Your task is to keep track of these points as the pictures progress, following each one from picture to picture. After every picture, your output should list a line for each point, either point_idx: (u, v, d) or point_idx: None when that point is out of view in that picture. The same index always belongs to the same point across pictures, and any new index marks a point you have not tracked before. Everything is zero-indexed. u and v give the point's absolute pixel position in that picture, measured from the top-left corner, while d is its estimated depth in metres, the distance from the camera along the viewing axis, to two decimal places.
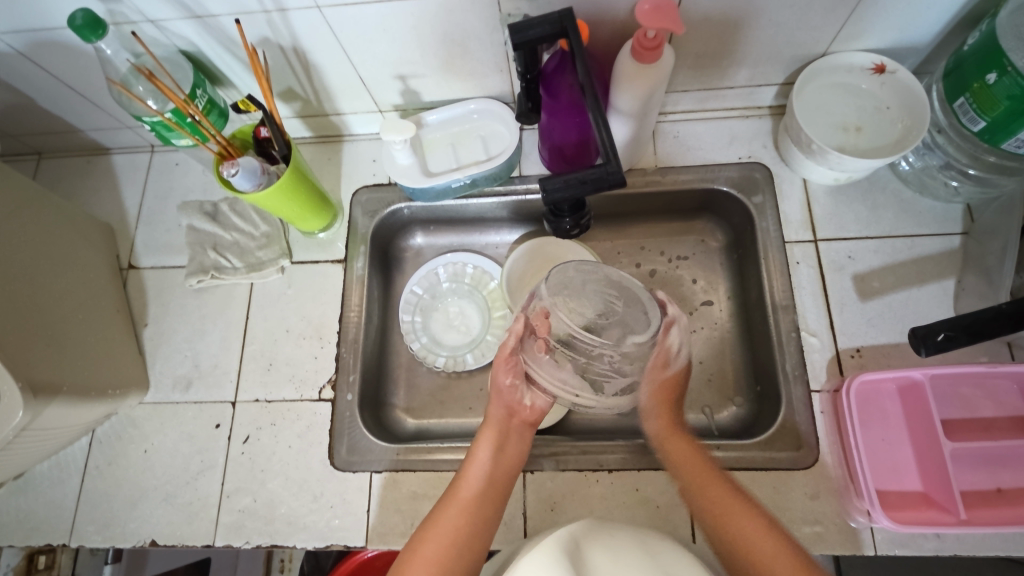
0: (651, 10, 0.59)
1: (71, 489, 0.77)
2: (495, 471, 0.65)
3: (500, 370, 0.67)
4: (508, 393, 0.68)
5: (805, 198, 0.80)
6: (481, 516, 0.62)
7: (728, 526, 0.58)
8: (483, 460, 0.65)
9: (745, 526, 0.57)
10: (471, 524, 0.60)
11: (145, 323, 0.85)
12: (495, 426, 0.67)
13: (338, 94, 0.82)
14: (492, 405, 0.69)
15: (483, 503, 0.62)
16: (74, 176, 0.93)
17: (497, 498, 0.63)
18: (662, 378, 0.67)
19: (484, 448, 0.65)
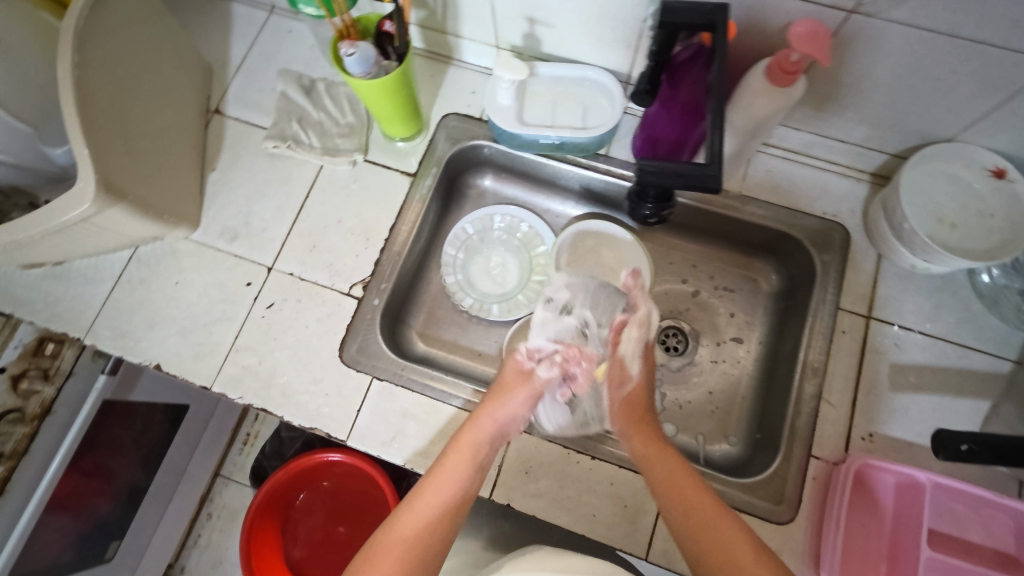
0: (805, 34, 0.57)
1: (100, 292, 0.81)
2: (460, 486, 0.65)
3: (520, 398, 0.71)
4: (516, 421, 0.70)
5: (874, 273, 0.79)
6: (438, 533, 0.62)
7: (709, 534, 0.58)
8: (457, 472, 0.65)
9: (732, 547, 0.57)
10: (428, 537, 0.61)
11: (214, 167, 0.87)
12: (473, 441, 0.67)
13: (465, 16, 0.81)
14: (492, 429, 0.68)
15: (440, 522, 0.62)
16: (192, 10, 0.95)
17: (456, 511, 0.64)
18: (624, 395, 0.73)
19: (452, 461, 0.65)
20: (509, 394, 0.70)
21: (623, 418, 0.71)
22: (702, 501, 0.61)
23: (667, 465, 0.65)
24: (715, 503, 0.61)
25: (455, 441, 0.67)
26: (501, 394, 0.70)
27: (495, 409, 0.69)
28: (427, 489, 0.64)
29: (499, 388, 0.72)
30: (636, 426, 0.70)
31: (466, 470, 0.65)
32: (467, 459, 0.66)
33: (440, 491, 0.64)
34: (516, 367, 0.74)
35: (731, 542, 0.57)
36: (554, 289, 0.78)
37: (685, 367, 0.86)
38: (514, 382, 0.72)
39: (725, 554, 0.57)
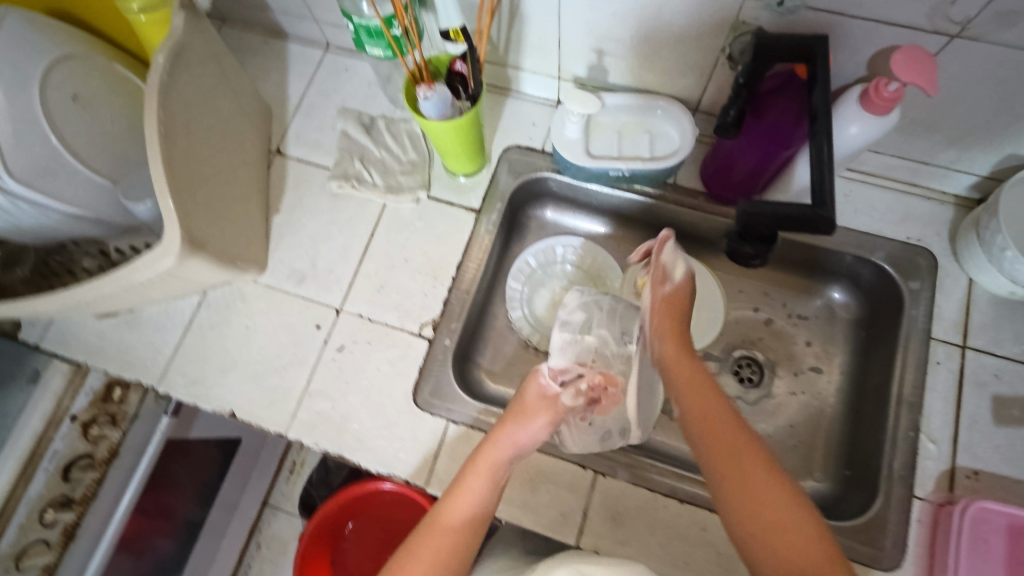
0: (906, 62, 0.55)
1: (171, 339, 0.81)
2: (481, 498, 0.61)
3: (542, 424, 0.64)
4: (534, 443, 0.65)
5: (966, 300, 0.75)
6: (456, 554, 0.57)
7: (730, 466, 0.55)
8: (475, 492, 0.61)
9: (756, 479, 0.53)
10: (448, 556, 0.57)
11: (278, 209, 0.86)
12: (492, 457, 0.63)
13: (528, 50, 0.80)
14: (512, 451, 0.64)
15: (458, 539, 0.58)
16: (248, 51, 0.96)
17: (472, 531, 0.59)
18: (666, 293, 0.71)
19: (471, 476, 0.62)
20: (528, 412, 0.65)
21: (661, 313, 0.70)
22: (732, 436, 0.57)
23: (706, 400, 0.60)
24: (748, 438, 0.57)
25: (474, 455, 0.64)
26: (523, 417, 0.65)
27: (513, 432, 0.64)
28: (448, 504, 0.60)
29: (516, 406, 0.66)
30: (670, 331, 0.69)
31: (484, 487, 0.61)
32: (485, 475, 0.62)
33: (460, 510, 0.60)
34: (536, 384, 0.67)
35: (750, 467, 0.54)
36: (567, 310, 0.76)
37: (762, 400, 0.83)
38: (534, 398, 0.66)
39: (749, 490, 0.53)
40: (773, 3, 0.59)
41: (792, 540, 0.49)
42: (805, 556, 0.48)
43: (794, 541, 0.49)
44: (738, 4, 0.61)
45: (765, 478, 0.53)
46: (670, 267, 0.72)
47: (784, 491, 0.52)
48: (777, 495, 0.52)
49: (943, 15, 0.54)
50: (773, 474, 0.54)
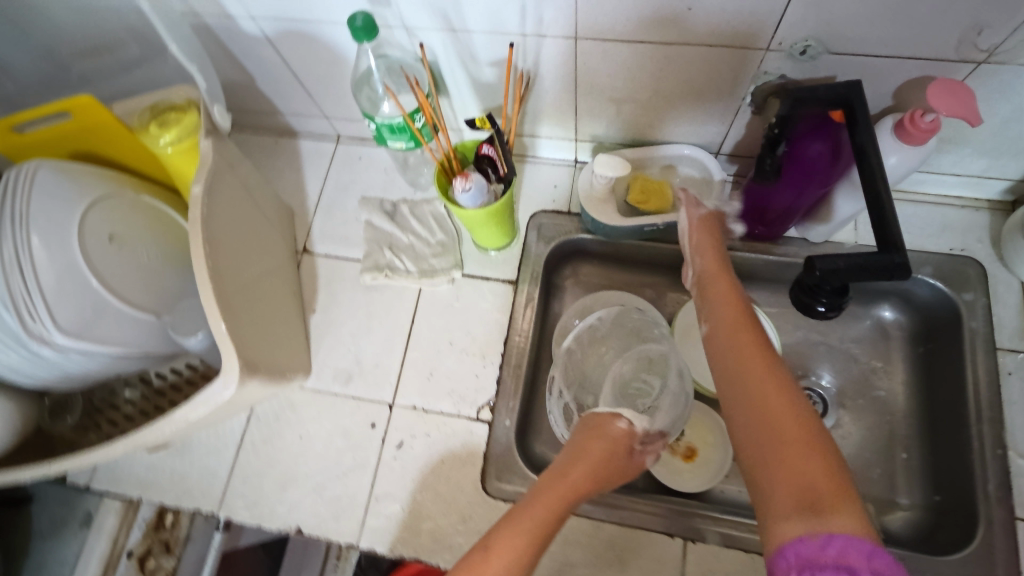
0: (943, 95, 0.55)
1: (225, 460, 0.79)
2: (542, 527, 0.51)
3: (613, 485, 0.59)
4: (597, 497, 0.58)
5: (1021, 304, 0.75)
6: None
7: (749, 380, 0.50)
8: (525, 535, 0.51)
9: (772, 398, 0.48)
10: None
11: (314, 308, 0.86)
12: (566, 489, 0.54)
13: (544, 118, 0.81)
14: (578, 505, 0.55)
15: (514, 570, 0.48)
16: (261, 155, 0.96)
17: (526, 562, 0.50)
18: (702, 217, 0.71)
19: (530, 503, 0.53)
20: (607, 452, 0.58)
21: (698, 232, 0.69)
22: (759, 362, 0.51)
23: (739, 328, 0.55)
24: (773, 363, 0.51)
25: (538, 487, 0.55)
26: (605, 480, 0.56)
27: (590, 490, 0.55)
28: (495, 529, 0.51)
29: (592, 444, 0.58)
30: (711, 251, 0.67)
31: (552, 519, 0.52)
32: (554, 509, 0.53)
33: (514, 537, 0.50)
34: (614, 424, 0.60)
35: (767, 384, 0.49)
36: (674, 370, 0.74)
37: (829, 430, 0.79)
38: (610, 437, 0.59)
39: (760, 411, 0.48)
40: (796, 52, 0.60)
41: (795, 461, 0.44)
42: (809, 475, 0.42)
43: (799, 461, 0.43)
44: (760, 58, 0.62)
45: (781, 399, 0.47)
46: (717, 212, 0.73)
47: (798, 415, 0.46)
48: (790, 416, 0.46)
49: (969, 45, 0.55)
50: (794, 397, 0.47)
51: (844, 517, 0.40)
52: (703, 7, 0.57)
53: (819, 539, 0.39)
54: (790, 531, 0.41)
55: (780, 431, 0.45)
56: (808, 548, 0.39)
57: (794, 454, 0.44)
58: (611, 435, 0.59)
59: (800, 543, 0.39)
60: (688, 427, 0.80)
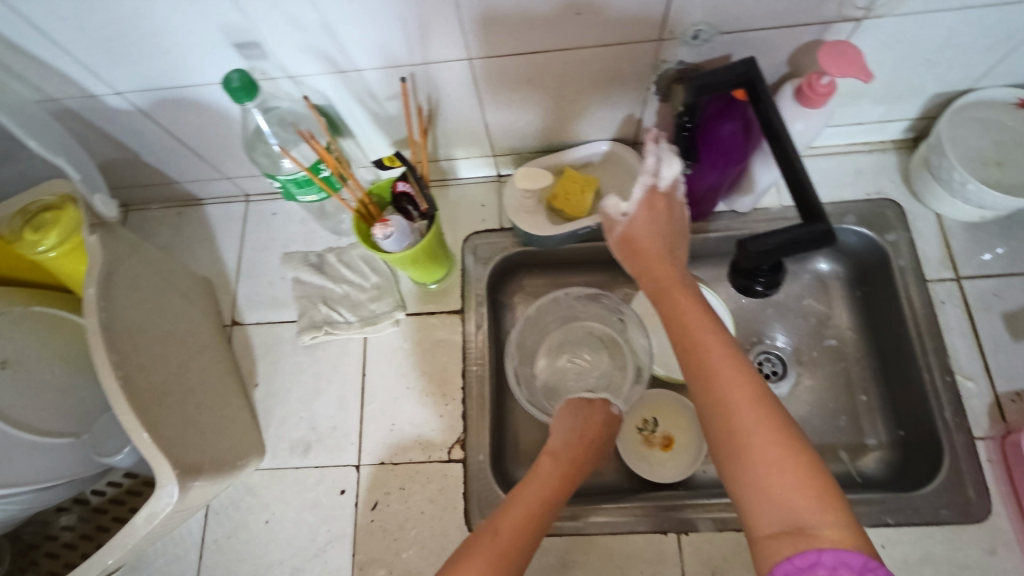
0: (833, 57, 0.56)
1: (190, 565, 0.73)
2: (548, 503, 0.60)
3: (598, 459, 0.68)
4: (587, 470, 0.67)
5: (941, 235, 0.78)
6: (530, 547, 0.56)
7: (718, 393, 0.49)
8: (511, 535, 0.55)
9: (742, 412, 0.48)
10: (520, 554, 0.54)
11: (255, 383, 0.80)
12: (569, 465, 0.64)
13: (456, 140, 0.78)
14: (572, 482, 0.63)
15: (526, 542, 0.56)
16: (165, 229, 0.89)
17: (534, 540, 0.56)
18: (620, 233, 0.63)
19: (539, 483, 0.61)
20: (599, 433, 0.68)
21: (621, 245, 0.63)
22: (722, 370, 0.50)
23: (699, 334, 0.53)
24: (739, 366, 0.50)
25: (543, 465, 0.63)
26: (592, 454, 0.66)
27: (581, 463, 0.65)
28: (508, 512, 0.57)
29: (588, 428, 0.67)
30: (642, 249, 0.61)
31: (556, 492, 0.61)
32: (561, 485, 0.61)
33: (524, 513, 0.57)
34: (604, 407, 0.70)
35: (737, 395, 0.49)
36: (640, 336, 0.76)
37: (793, 390, 0.80)
38: (601, 421, 0.69)
39: (738, 433, 0.47)
40: (689, 38, 0.60)
41: (778, 481, 0.45)
42: (790, 494, 0.44)
43: (781, 476, 0.45)
44: (654, 48, 0.61)
45: (758, 419, 0.47)
46: (654, 181, 0.63)
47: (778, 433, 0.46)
48: (769, 437, 0.46)
49: (848, 5, 0.56)
50: (771, 413, 0.48)
51: (830, 534, 0.42)
52: (588, 9, 0.55)
53: (807, 559, 0.41)
54: (781, 554, 0.42)
55: (758, 445, 0.46)
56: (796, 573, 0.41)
57: (775, 467, 0.45)
58: (596, 421, 0.68)
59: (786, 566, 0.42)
60: (661, 416, 0.79)
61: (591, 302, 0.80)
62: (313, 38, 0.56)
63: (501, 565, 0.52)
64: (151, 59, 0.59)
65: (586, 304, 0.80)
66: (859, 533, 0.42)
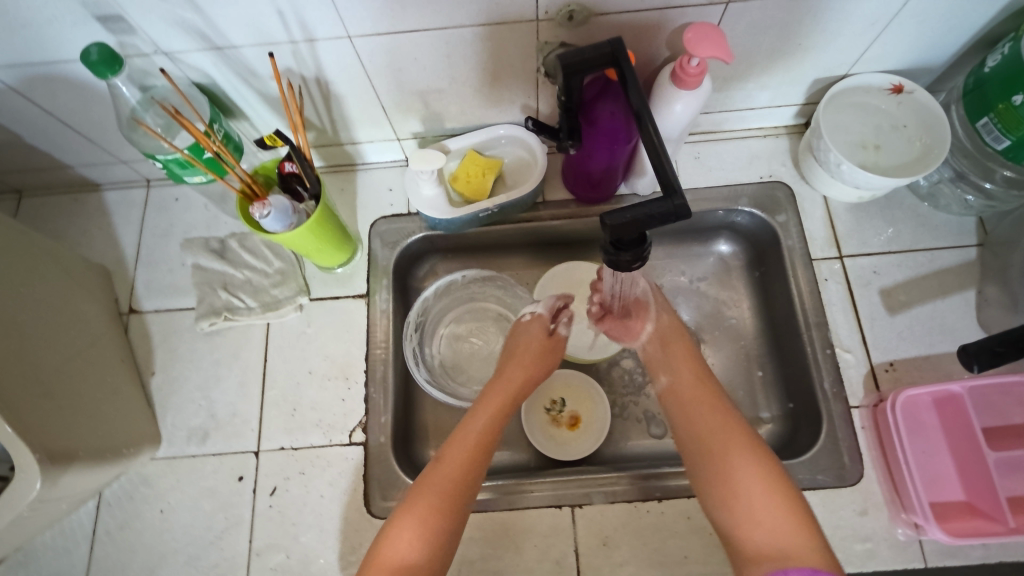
0: (697, 39, 0.57)
1: (78, 559, 0.71)
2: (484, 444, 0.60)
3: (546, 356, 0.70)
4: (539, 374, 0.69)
5: (827, 215, 0.82)
6: (474, 474, 0.59)
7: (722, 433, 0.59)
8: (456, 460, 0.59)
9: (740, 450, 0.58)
10: (460, 486, 0.57)
11: (152, 371, 0.78)
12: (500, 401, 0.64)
13: (356, 124, 0.77)
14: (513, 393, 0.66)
15: (472, 467, 0.59)
16: (60, 216, 0.86)
17: (470, 482, 0.58)
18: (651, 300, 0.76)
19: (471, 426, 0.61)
20: (531, 363, 0.69)
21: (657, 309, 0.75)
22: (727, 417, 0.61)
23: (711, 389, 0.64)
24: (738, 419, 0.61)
25: (475, 410, 0.64)
26: (530, 361, 0.69)
27: (518, 375, 0.67)
28: (452, 447, 0.60)
29: (518, 365, 0.68)
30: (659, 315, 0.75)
31: (490, 431, 0.62)
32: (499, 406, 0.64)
33: (466, 446, 0.60)
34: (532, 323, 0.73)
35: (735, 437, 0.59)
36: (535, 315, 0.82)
37: None
38: (531, 333, 0.72)
39: (743, 473, 0.56)
40: (564, 18, 0.61)
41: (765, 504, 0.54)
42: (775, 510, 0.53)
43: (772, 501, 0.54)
44: (533, 28, 0.62)
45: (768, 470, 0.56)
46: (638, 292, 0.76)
47: (779, 482, 0.55)
48: (774, 483, 0.55)
49: None
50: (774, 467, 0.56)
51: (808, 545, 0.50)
52: None
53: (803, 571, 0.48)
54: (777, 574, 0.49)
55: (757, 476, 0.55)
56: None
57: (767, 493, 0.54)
58: (539, 326, 0.72)
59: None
60: (568, 396, 0.81)
61: (486, 283, 0.84)
62: (178, 11, 0.55)
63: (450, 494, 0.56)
64: (8, 33, 0.57)
65: (482, 286, 0.84)
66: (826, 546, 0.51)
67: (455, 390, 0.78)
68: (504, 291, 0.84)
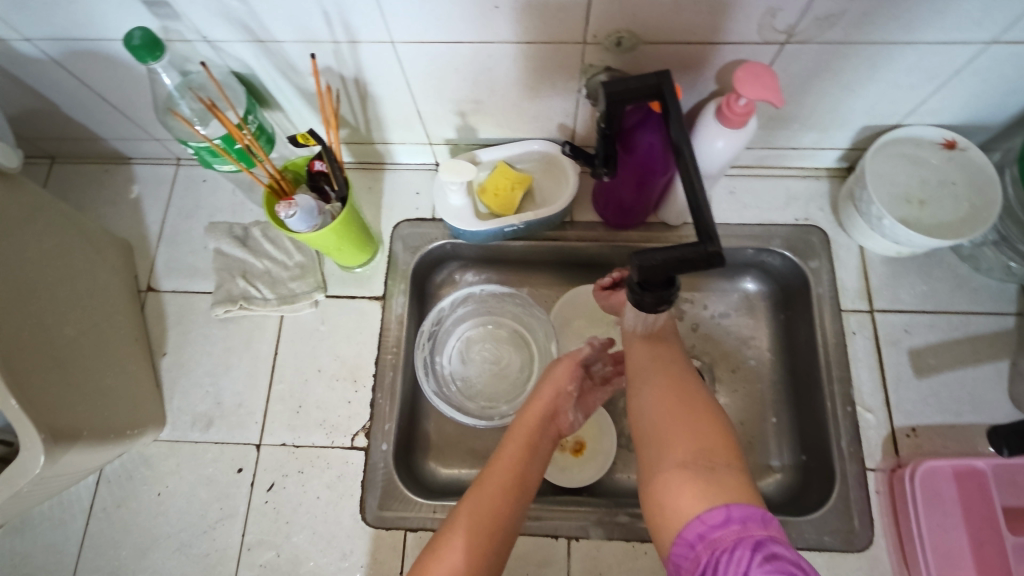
0: (749, 80, 0.55)
1: (74, 532, 0.72)
2: (517, 479, 0.58)
3: (562, 377, 0.67)
4: (560, 400, 0.66)
5: (861, 266, 0.79)
6: (507, 508, 0.56)
7: (661, 383, 0.57)
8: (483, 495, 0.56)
9: (677, 397, 0.56)
10: (492, 525, 0.55)
11: (164, 351, 0.79)
12: (527, 434, 0.62)
13: (389, 125, 0.76)
14: (539, 425, 0.63)
15: (503, 502, 0.56)
16: (90, 186, 0.87)
17: (509, 518, 0.56)
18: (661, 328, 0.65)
19: (502, 461, 0.59)
20: (553, 391, 0.66)
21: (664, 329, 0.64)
22: (671, 371, 0.59)
23: (658, 347, 0.62)
24: (682, 373, 0.59)
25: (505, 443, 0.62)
26: (551, 389, 0.66)
27: (543, 406, 0.65)
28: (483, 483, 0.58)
29: (539, 397, 0.65)
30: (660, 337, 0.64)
31: (521, 464, 0.59)
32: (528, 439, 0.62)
33: (498, 481, 0.58)
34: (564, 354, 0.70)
35: (672, 387, 0.57)
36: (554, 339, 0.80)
37: None
38: (561, 364, 0.68)
39: (680, 420, 0.53)
40: (613, 44, 0.59)
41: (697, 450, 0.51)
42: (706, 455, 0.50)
43: (704, 446, 0.51)
44: (580, 50, 0.60)
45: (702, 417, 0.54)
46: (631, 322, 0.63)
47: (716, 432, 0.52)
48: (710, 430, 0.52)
49: (769, 27, 0.56)
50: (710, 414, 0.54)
51: (734, 491, 0.47)
52: (508, 5, 0.54)
53: (718, 517, 0.45)
54: (694, 512, 0.46)
55: (693, 423, 0.53)
56: (711, 529, 0.44)
57: (700, 440, 0.51)
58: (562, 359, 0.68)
59: (699, 523, 0.45)
60: None
61: (504, 299, 0.83)
62: (224, 3, 0.55)
63: (481, 530, 0.54)
64: (55, 8, 0.56)
65: (500, 302, 0.83)
66: (756, 495, 0.47)
67: (461, 404, 0.78)
68: (521, 309, 0.83)
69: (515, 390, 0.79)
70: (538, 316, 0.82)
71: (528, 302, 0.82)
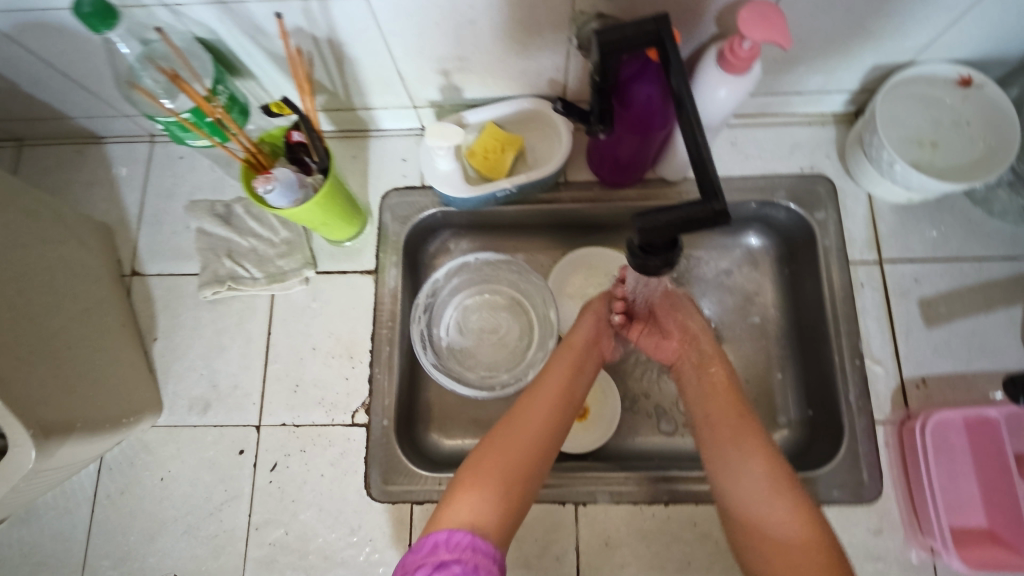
0: (754, 20, 0.51)
1: (80, 520, 0.71)
2: (556, 410, 0.61)
3: (599, 307, 0.71)
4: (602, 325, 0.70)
5: (870, 215, 0.76)
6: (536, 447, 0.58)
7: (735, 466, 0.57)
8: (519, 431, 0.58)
9: (755, 482, 0.55)
10: (521, 467, 0.56)
11: (154, 336, 0.77)
12: (569, 360, 0.65)
13: (370, 89, 0.72)
14: (578, 351, 0.67)
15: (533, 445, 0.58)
16: (62, 169, 0.83)
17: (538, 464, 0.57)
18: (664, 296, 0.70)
19: (539, 400, 0.61)
20: (593, 323, 0.69)
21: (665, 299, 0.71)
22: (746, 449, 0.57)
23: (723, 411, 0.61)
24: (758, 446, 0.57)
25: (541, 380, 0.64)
26: (590, 317, 0.70)
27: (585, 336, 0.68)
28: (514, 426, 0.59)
29: (579, 326, 0.69)
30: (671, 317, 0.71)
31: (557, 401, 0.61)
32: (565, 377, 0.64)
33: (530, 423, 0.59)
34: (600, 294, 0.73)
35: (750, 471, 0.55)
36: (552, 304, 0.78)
37: None
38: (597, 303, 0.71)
39: (765, 516, 0.53)
40: None
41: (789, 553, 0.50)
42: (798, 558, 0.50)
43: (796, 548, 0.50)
44: None
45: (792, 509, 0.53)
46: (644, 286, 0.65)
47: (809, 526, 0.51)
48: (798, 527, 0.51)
49: None
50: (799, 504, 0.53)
51: None
52: None
53: None
54: None
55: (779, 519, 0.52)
56: None
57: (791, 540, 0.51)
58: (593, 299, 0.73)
59: None
60: None
61: (499, 266, 0.80)
62: None
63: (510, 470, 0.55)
64: None
65: (496, 270, 0.80)
66: None
67: (461, 374, 0.76)
68: (518, 276, 0.80)
69: (514, 358, 0.78)
70: (535, 282, 0.79)
71: (524, 268, 0.79)
